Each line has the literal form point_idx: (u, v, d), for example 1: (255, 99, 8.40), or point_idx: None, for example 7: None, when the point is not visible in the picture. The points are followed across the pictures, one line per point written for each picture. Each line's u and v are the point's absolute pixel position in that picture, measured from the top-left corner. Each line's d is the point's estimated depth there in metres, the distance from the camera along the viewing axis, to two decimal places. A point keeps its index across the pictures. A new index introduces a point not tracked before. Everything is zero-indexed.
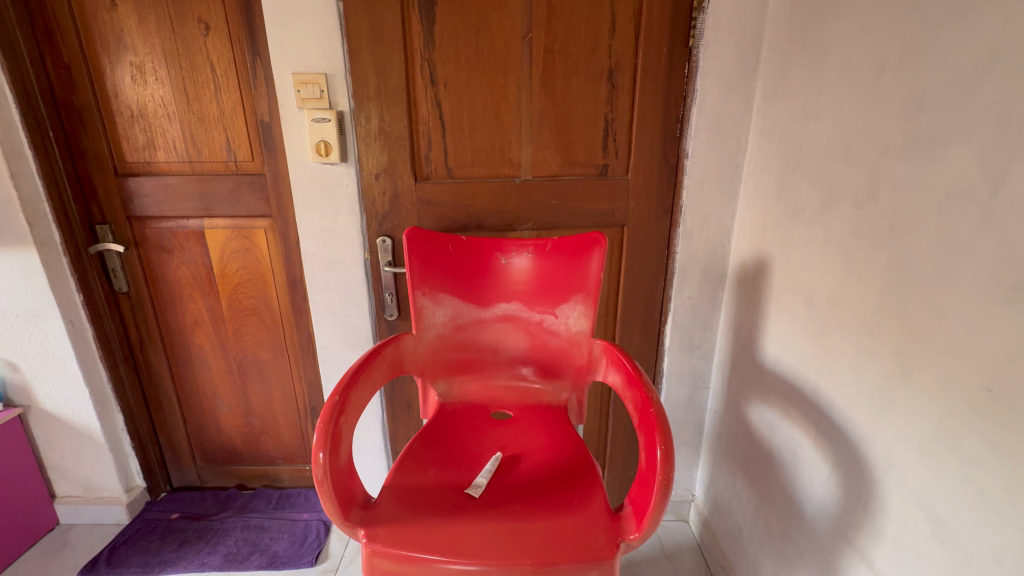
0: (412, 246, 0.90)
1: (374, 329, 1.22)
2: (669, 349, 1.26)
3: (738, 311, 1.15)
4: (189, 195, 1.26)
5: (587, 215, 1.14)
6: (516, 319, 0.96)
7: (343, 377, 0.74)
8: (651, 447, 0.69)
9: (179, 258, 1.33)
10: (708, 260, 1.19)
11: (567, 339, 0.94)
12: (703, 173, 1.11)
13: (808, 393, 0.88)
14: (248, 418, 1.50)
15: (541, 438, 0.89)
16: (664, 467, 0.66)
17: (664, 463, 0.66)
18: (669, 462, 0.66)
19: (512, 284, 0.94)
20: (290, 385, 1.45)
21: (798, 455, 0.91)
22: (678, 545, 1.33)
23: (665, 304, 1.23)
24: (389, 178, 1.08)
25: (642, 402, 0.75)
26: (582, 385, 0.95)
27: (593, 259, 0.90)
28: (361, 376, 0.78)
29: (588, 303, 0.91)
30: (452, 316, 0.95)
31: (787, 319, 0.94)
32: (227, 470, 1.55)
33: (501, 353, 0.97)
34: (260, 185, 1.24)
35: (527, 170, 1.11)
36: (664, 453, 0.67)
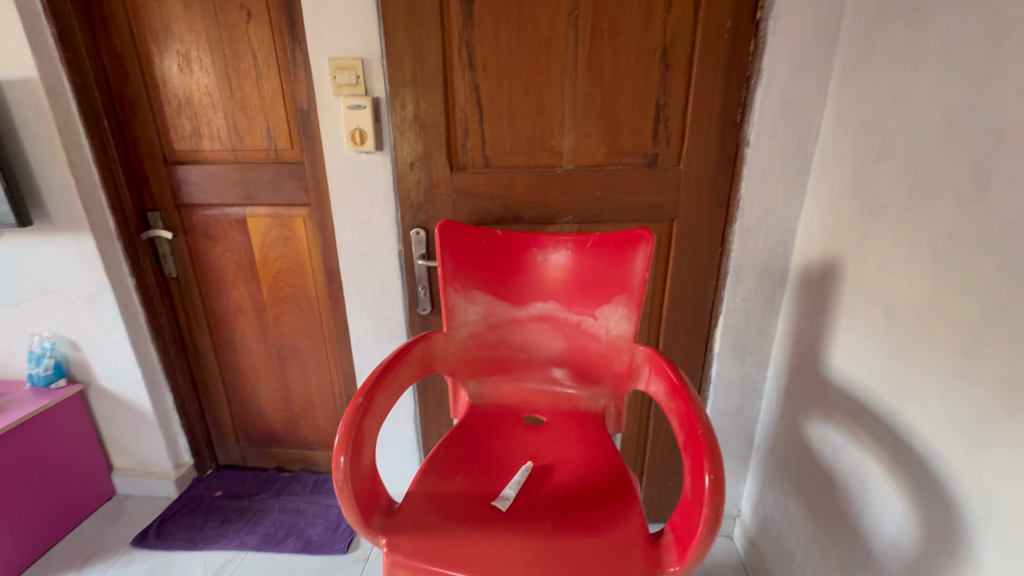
0: (444, 240, 0.86)
1: (407, 323, 1.19)
2: (719, 354, 1.17)
3: (800, 317, 1.04)
4: (232, 183, 1.28)
5: (633, 208, 1.05)
6: (552, 320, 0.90)
7: (368, 378, 0.72)
8: (697, 473, 0.61)
9: (223, 245, 1.36)
10: (766, 259, 1.08)
11: (606, 343, 0.87)
12: (766, 163, 1.00)
13: (882, 416, 0.78)
14: (287, 403, 1.53)
15: (575, 447, 0.84)
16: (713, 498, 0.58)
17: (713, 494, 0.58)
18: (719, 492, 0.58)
19: (548, 282, 0.88)
20: (327, 374, 1.47)
21: (866, 483, 0.81)
22: (720, 564, 1.25)
23: (716, 306, 1.14)
24: (424, 167, 1.04)
25: (687, 419, 0.67)
26: (621, 392, 0.88)
27: (637, 258, 0.83)
28: (387, 379, 0.74)
29: (631, 305, 0.84)
30: (485, 315, 0.90)
31: (861, 330, 0.83)
32: (267, 452, 1.60)
33: (535, 354, 0.92)
34: (299, 174, 1.24)
35: (568, 160, 1.03)
36: (715, 482, 0.58)
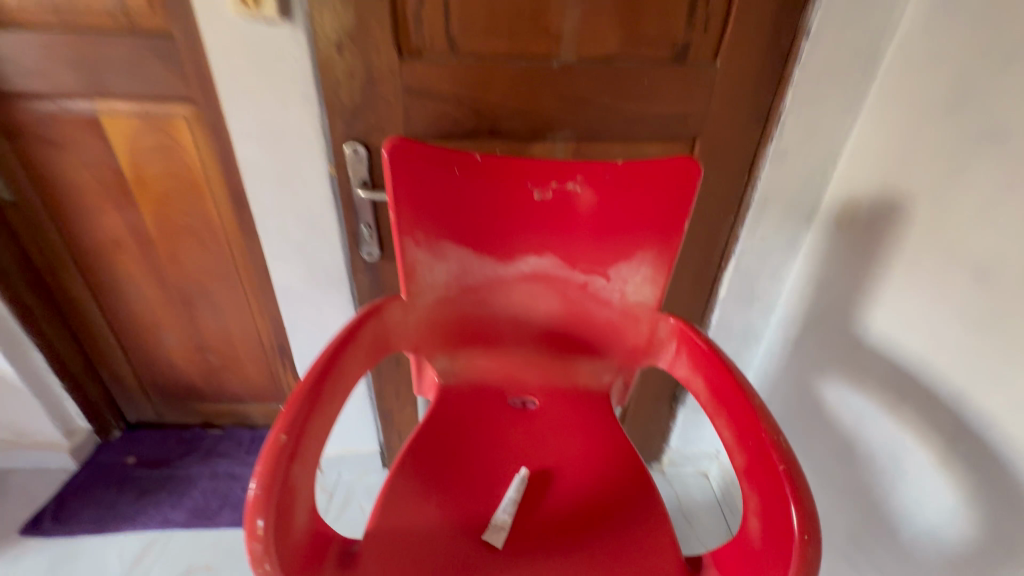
0: (397, 170, 0.59)
1: (349, 268, 0.92)
2: (724, 300, 1.01)
3: (829, 262, 0.87)
4: (66, 63, 0.86)
5: (650, 122, 0.80)
6: (550, 279, 0.67)
7: (295, 395, 0.48)
8: (777, 519, 0.45)
9: (73, 155, 0.97)
10: (798, 190, 0.88)
11: (620, 310, 0.67)
12: (826, 63, 0.76)
13: (940, 397, 0.66)
14: (204, 355, 1.25)
15: (578, 440, 0.66)
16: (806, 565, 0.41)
17: (805, 553, 0.42)
18: (814, 555, 0.42)
19: (546, 229, 0.64)
20: (250, 322, 1.18)
21: (901, 463, 0.72)
22: (696, 505, 1.24)
23: (729, 246, 0.95)
24: (359, 50, 0.71)
25: (753, 441, 0.49)
26: (632, 368, 0.71)
27: (673, 200, 0.60)
28: (325, 392, 0.51)
29: (659, 263, 0.63)
30: (458, 273, 0.66)
31: (928, 292, 0.68)
32: (189, 407, 1.34)
33: (525, 321, 0.71)
34: (169, 53, 0.84)
35: (569, 48, 0.73)
36: (808, 538, 0.42)
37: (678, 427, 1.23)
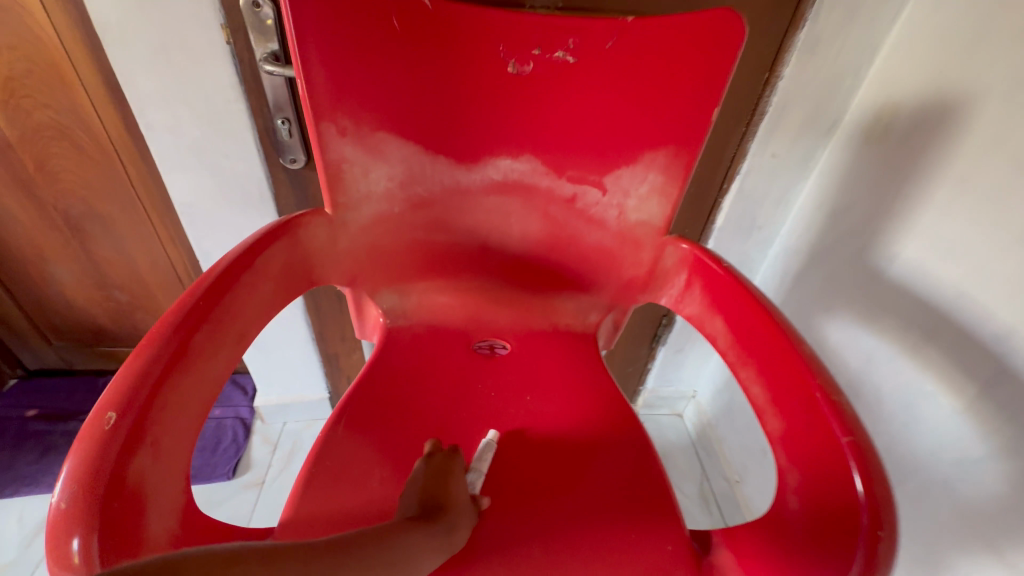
0: (304, 27, 0.40)
1: (269, 182, 0.72)
2: (721, 228, 0.88)
3: (848, 183, 0.75)
4: None
5: None
6: (526, 190, 0.51)
7: (136, 355, 0.35)
8: (834, 508, 0.35)
9: None
10: (824, 93, 0.73)
11: (616, 232, 0.52)
12: None
13: (979, 336, 0.56)
14: (108, 291, 1.04)
15: (558, 395, 0.54)
16: (873, 565, 0.32)
17: (877, 551, 0.33)
18: (889, 554, 0.33)
19: (525, 117, 0.47)
20: (160, 251, 0.98)
21: (917, 410, 0.63)
22: (671, 446, 1.19)
23: (735, 164, 0.81)
24: None
25: (799, 405, 0.39)
26: (626, 304, 0.57)
27: (697, 76, 0.44)
28: (192, 349, 0.37)
29: (672, 169, 0.48)
30: (404, 180, 0.49)
31: (982, 213, 0.56)
32: (100, 352, 1.15)
33: (494, 246, 0.55)
34: None
35: None
36: (883, 536, 0.33)
37: (657, 367, 1.14)
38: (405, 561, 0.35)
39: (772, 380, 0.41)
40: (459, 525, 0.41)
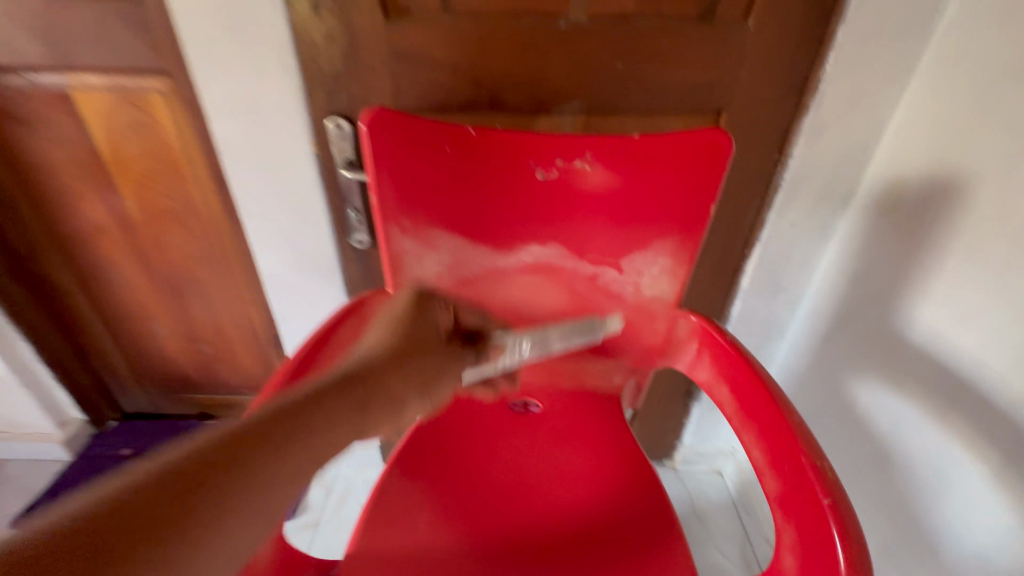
0: (378, 155, 0.52)
1: (339, 257, 0.85)
2: (746, 290, 0.93)
3: (866, 251, 0.79)
4: (30, 32, 0.79)
5: (670, 92, 0.71)
6: (553, 271, 0.60)
7: (253, 408, 0.44)
8: (818, 566, 0.38)
9: (46, 135, 0.91)
10: (835, 169, 0.79)
11: (633, 306, 0.60)
12: (874, 21, 0.66)
13: (1000, 405, 0.58)
14: (197, 345, 1.20)
15: (583, 452, 0.59)
16: None
17: None
18: None
19: (552, 213, 0.56)
20: (242, 311, 1.13)
21: (947, 477, 0.64)
22: (711, 505, 1.17)
23: (755, 232, 0.86)
24: (339, 11, 0.63)
25: (790, 467, 0.43)
26: (647, 369, 0.64)
27: (695, 179, 0.52)
28: None
29: (679, 253, 0.56)
30: (452, 265, 0.59)
31: (990, 284, 0.59)
32: (184, 398, 1.30)
33: (527, 317, 0.64)
34: (138, 19, 0.77)
35: (579, 6, 0.64)
36: None
37: (692, 423, 1.16)
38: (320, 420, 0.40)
39: (764, 438, 0.45)
40: (437, 358, 0.50)
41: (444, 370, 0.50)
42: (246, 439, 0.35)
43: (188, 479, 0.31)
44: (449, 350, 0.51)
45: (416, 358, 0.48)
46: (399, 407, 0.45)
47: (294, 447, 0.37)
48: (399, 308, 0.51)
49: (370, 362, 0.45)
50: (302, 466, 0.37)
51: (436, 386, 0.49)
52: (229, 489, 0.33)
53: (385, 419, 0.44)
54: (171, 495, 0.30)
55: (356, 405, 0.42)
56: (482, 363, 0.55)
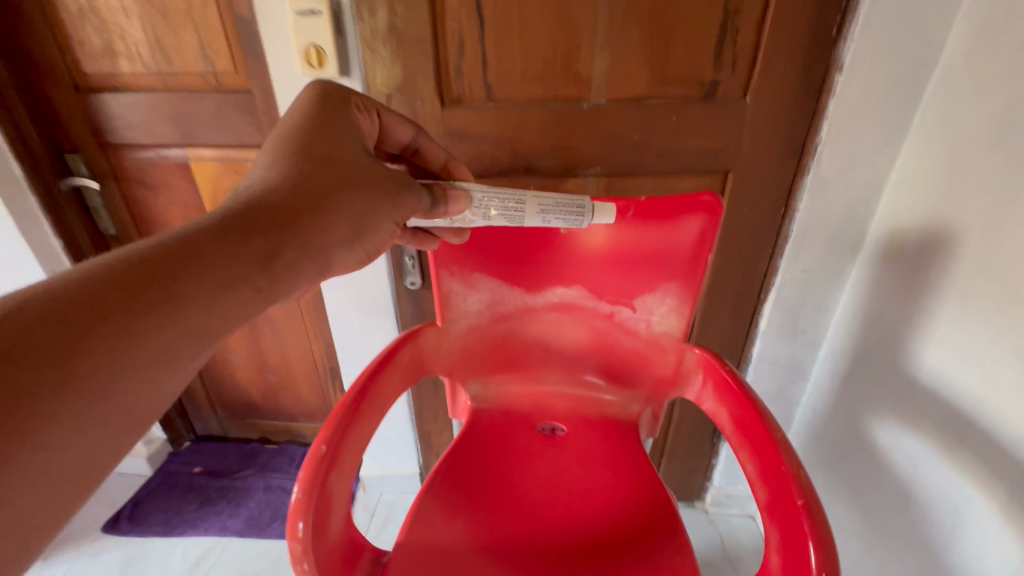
0: None
1: (394, 297, 0.98)
2: (765, 332, 0.99)
3: (875, 296, 0.84)
4: (165, 118, 1.01)
5: (681, 157, 0.82)
6: (576, 309, 0.70)
7: (339, 406, 0.54)
8: (795, 561, 0.43)
9: (166, 197, 1.12)
10: (840, 221, 0.86)
11: (646, 341, 0.69)
12: (863, 94, 0.75)
13: (1002, 442, 0.61)
14: (265, 374, 1.35)
15: (603, 471, 0.67)
16: None
17: None
18: None
19: (575, 261, 0.67)
20: (306, 344, 1.28)
21: (961, 513, 0.66)
22: (742, 549, 1.17)
23: (769, 278, 0.93)
24: (406, 101, 0.78)
25: (775, 476, 0.49)
26: (661, 399, 0.71)
27: (693, 233, 0.62)
28: (363, 407, 0.56)
29: (683, 296, 0.65)
30: (490, 303, 0.70)
31: (982, 327, 0.64)
32: (249, 423, 1.45)
33: (554, 350, 0.74)
34: (248, 107, 0.97)
35: (599, 91, 0.78)
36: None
37: (721, 463, 1.18)
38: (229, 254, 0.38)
39: (756, 453, 0.52)
40: (366, 199, 0.47)
41: (370, 218, 0.48)
42: (133, 283, 0.34)
43: (61, 322, 0.31)
44: (379, 187, 0.49)
45: (334, 200, 0.45)
46: (323, 253, 0.45)
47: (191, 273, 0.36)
48: (319, 139, 0.48)
49: (278, 206, 0.42)
50: (207, 307, 0.37)
51: (369, 230, 0.48)
52: (114, 328, 0.32)
53: (302, 263, 0.43)
54: (47, 339, 0.30)
55: (262, 248, 0.40)
56: (438, 213, 0.55)
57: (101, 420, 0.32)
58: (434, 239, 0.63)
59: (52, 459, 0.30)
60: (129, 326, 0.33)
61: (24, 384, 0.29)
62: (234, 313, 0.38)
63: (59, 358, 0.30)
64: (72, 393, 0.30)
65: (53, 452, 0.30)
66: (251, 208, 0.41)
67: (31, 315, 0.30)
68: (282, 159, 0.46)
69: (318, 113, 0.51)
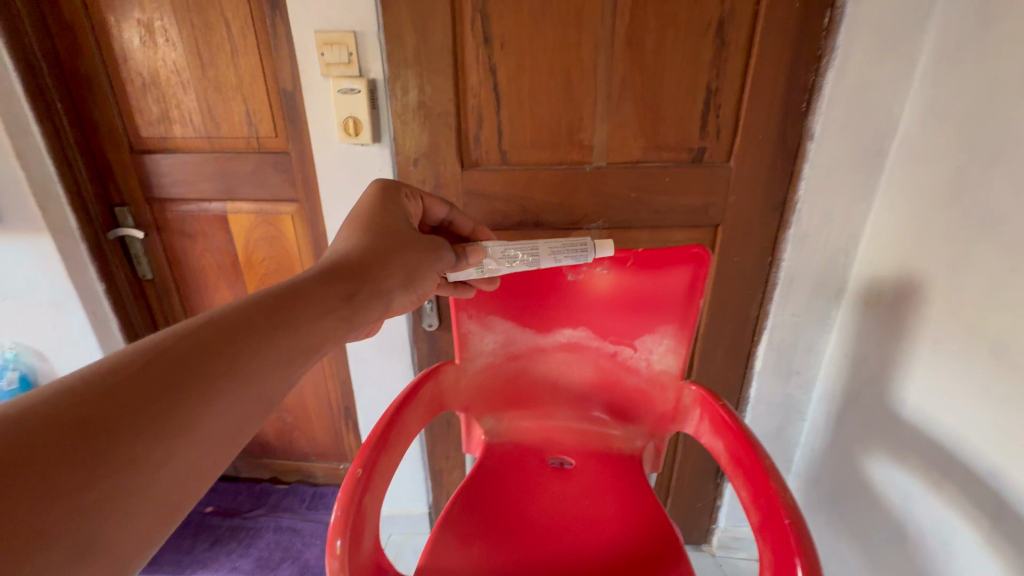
0: None
1: (411, 338, 1.05)
2: (760, 373, 1.04)
3: (860, 338, 0.91)
4: (209, 175, 1.12)
5: (674, 213, 0.91)
6: (583, 349, 0.77)
7: (372, 433, 0.60)
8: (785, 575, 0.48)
9: (203, 245, 1.22)
10: (823, 269, 0.94)
11: (647, 378, 0.75)
12: (833, 158, 0.85)
13: (980, 474, 0.65)
14: (280, 414, 1.40)
15: (610, 502, 0.71)
16: None
17: None
18: None
19: (581, 305, 0.75)
20: (322, 384, 1.33)
21: (951, 545, 0.70)
22: None
23: (760, 321, 1.00)
24: (430, 163, 0.89)
25: (765, 498, 0.54)
26: (663, 434, 0.77)
27: (686, 280, 0.70)
28: (393, 435, 0.62)
29: (679, 336, 0.72)
30: (504, 343, 0.77)
31: (954, 367, 0.70)
32: (262, 463, 1.48)
33: (562, 387, 0.80)
34: (285, 166, 1.08)
35: (600, 156, 0.88)
36: None
37: (726, 504, 1.20)
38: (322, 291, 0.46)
39: (748, 479, 0.57)
40: (415, 253, 0.57)
41: (420, 271, 0.57)
42: (258, 309, 0.42)
43: (206, 339, 0.37)
44: (424, 245, 0.58)
45: (392, 254, 0.54)
46: (388, 296, 0.52)
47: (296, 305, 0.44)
48: (371, 214, 0.58)
49: (355, 258, 0.51)
50: (309, 330, 0.44)
51: (421, 278, 0.57)
52: (246, 341, 0.39)
53: (374, 301, 0.51)
54: (200, 348, 0.37)
55: (346, 287, 0.48)
56: (463, 265, 0.64)
57: (231, 423, 0.37)
58: (472, 287, 0.72)
59: (197, 452, 0.35)
60: (257, 342, 0.40)
61: (191, 385, 0.35)
62: (328, 335, 0.45)
63: (210, 362, 0.36)
64: (217, 391, 0.36)
65: (194, 450, 0.34)
66: (334, 263, 0.50)
67: (188, 333, 0.37)
68: (350, 230, 0.56)
69: (372, 195, 0.62)
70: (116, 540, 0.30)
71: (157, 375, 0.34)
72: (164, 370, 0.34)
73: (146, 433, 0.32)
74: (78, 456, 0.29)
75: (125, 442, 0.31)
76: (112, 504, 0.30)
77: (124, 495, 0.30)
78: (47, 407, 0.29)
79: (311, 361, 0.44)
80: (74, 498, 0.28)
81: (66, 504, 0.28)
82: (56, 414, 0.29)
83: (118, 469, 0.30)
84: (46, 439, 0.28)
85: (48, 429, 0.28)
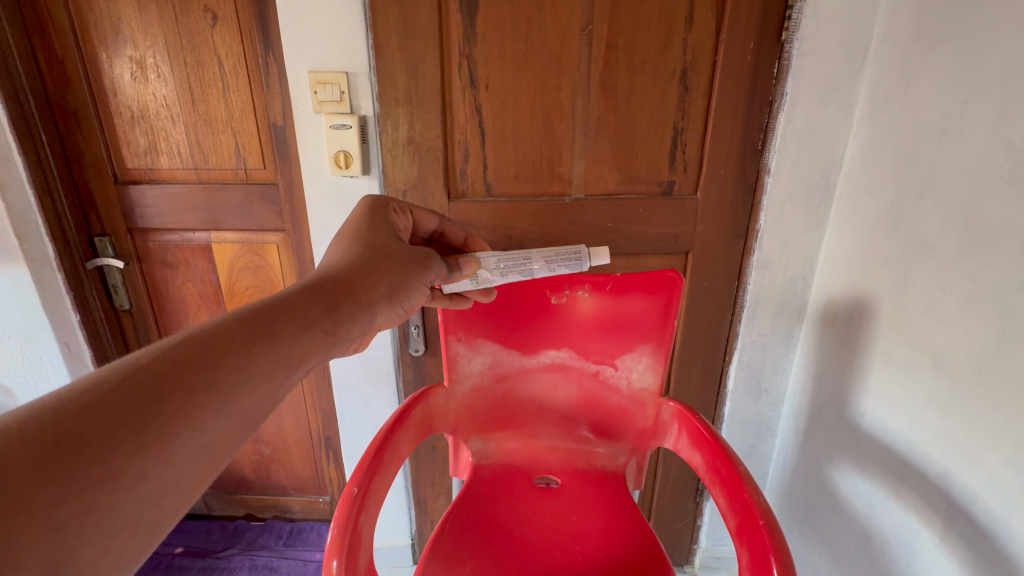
0: None
1: (397, 364, 1.07)
2: (732, 392, 1.10)
3: (820, 355, 0.98)
4: (195, 206, 1.13)
5: (648, 240, 0.98)
6: (567, 369, 0.81)
7: (366, 452, 0.62)
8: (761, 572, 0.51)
9: (184, 274, 1.22)
10: (784, 292, 1.01)
11: (628, 396, 0.79)
12: (788, 191, 0.93)
13: (932, 476, 0.71)
14: (259, 446, 1.37)
15: (596, 517, 0.74)
16: None
17: None
18: None
19: (565, 326, 0.79)
20: (303, 414, 1.31)
21: (912, 547, 0.74)
22: None
23: (731, 342, 1.06)
24: (418, 195, 0.93)
25: (740, 502, 0.58)
26: (644, 450, 0.80)
27: (661, 301, 0.75)
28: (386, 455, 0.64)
29: (657, 354, 0.77)
30: (491, 365, 0.81)
31: (902, 378, 0.77)
32: (236, 499, 1.44)
33: (547, 407, 0.83)
34: (272, 197, 1.11)
35: (578, 188, 0.95)
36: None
37: (705, 523, 1.23)
38: (306, 306, 0.47)
39: (725, 486, 0.61)
40: (399, 268, 0.58)
41: (408, 287, 0.59)
42: (239, 325, 0.42)
43: (188, 354, 0.38)
44: (408, 259, 0.60)
45: (376, 269, 0.56)
46: (373, 309, 0.54)
47: (280, 319, 0.45)
48: (360, 230, 0.61)
49: (338, 275, 0.53)
50: (292, 343, 0.45)
51: (405, 291, 0.58)
52: (227, 357, 0.40)
53: (359, 314, 0.52)
54: (182, 363, 0.37)
55: (329, 301, 0.49)
56: (456, 276, 0.67)
57: (213, 435, 0.37)
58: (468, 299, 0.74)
59: (175, 468, 0.35)
60: (237, 358, 0.40)
61: (172, 398, 0.35)
62: (309, 349, 0.46)
63: (190, 377, 0.37)
64: (196, 407, 0.36)
65: (176, 463, 0.35)
66: (319, 279, 0.52)
67: (168, 352, 0.38)
68: (337, 247, 0.57)
69: (362, 211, 0.65)
70: (94, 555, 0.31)
71: (135, 391, 0.34)
72: (145, 384, 0.35)
73: (124, 450, 0.32)
74: (53, 473, 0.29)
75: (100, 458, 0.31)
76: (93, 516, 0.31)
77: (100, 512, 0.31)
78: (24, 425, 0.30)
79: (293, 375, 0.45)
80: (51, 513, 0.29)
81: (43, 522, 0.29)
82: (32, 433, 0.30)
83: (96, 484, 0.31)
84: (23, 457, 0.29)
85: (24, 447, 0.29)
